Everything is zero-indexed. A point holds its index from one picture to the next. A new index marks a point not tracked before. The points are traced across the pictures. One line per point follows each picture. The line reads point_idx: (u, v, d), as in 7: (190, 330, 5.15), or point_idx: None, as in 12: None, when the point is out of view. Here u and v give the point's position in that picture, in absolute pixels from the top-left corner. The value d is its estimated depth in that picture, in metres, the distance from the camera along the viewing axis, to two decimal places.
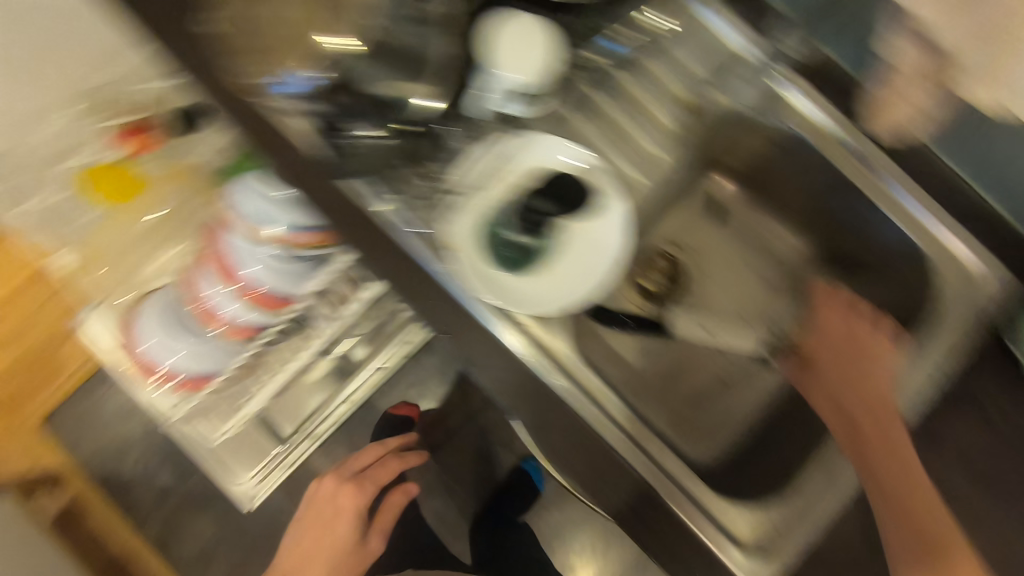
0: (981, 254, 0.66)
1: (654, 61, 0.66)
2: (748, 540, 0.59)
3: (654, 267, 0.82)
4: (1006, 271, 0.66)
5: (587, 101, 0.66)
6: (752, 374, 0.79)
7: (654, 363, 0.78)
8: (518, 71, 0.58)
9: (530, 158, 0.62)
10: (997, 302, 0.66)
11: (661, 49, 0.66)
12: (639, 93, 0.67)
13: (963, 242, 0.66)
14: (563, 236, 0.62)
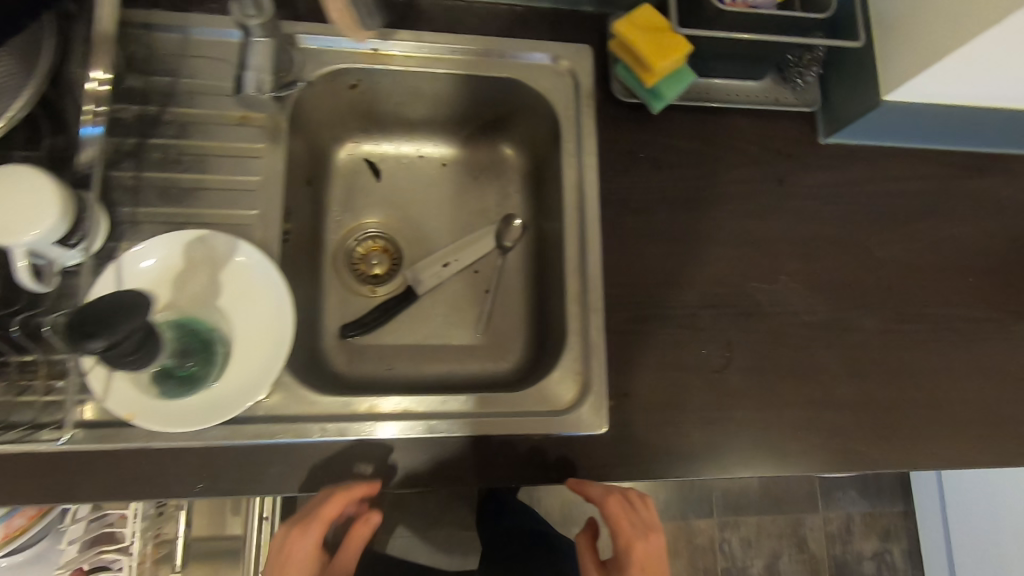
0: (545, 50, 0.74)
1: (184, 110, 0.66)
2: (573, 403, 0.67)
3: (367, 256, 0.84)
4: (566, 46, 0.74)
5: (148, 185, 0.64)
6: (502, 269, 0.85)
7: (428, 329, 0.83)
8: (31, 229, 0.52)
9: (137, 276, 0.59)
10: (587, 76, 0.73)
11: (187, 97, 0.66)
12: (198, 140, 0.65)
13: (525, 52, 0.74)
14: (222, 316, 0.62)
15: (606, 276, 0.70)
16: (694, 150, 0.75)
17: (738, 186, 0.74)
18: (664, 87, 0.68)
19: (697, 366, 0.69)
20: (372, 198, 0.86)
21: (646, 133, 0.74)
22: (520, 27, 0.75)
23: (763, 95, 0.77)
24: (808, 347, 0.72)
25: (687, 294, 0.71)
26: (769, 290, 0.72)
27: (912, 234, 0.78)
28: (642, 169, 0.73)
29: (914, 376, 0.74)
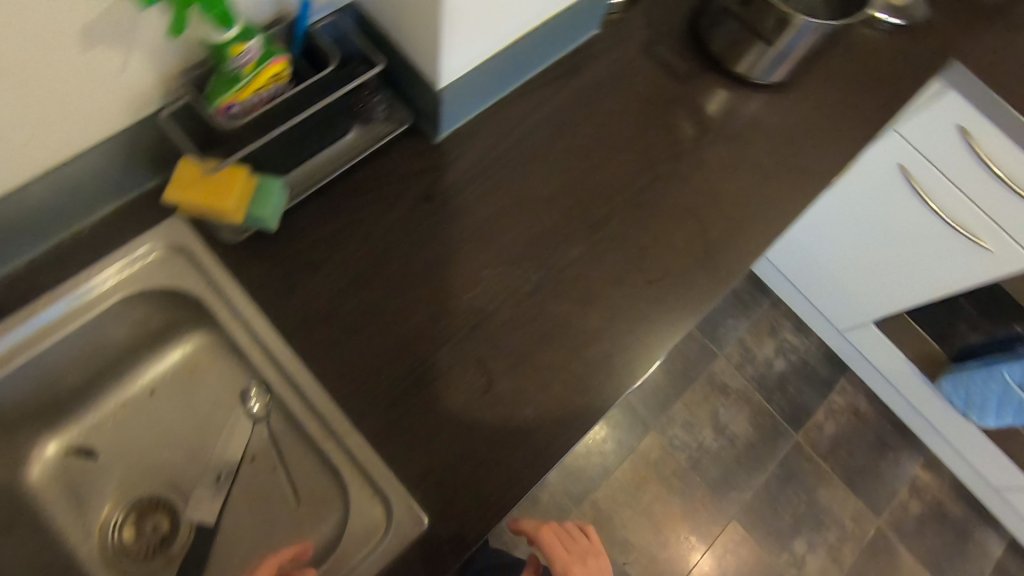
0: (139, 249, 0.71)
1: None
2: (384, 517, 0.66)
3: (137, 528, 0.78)
4: (156, 232, 0.72)
5: None
6: (271, 437, 0.79)
7: (248, 544, 0.76)
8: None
9: None
10: (194, 245, 0.72)
11: None
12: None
13: (120, 263, 0.71)
14: None
15: (337, 392, 0.69)
16: (334, 230, 0.75)
17: (392, 231, 0.76)
18: (254, 212, 0.67)
19: (467, 400, 0.71)
20: (103, 478, 0.78)
21: (281, 249, 0.73)
22: (101, 248, 0.72)
23: (359, 144, 0.78)
24: (541, 308, 0.76)
25: (415, 350, 0.72)
26: (476, 292, 0.75)
27: (554, 159, 0.85)
28: (298, 281, 0.72)
29: (627, 262, 0.81)
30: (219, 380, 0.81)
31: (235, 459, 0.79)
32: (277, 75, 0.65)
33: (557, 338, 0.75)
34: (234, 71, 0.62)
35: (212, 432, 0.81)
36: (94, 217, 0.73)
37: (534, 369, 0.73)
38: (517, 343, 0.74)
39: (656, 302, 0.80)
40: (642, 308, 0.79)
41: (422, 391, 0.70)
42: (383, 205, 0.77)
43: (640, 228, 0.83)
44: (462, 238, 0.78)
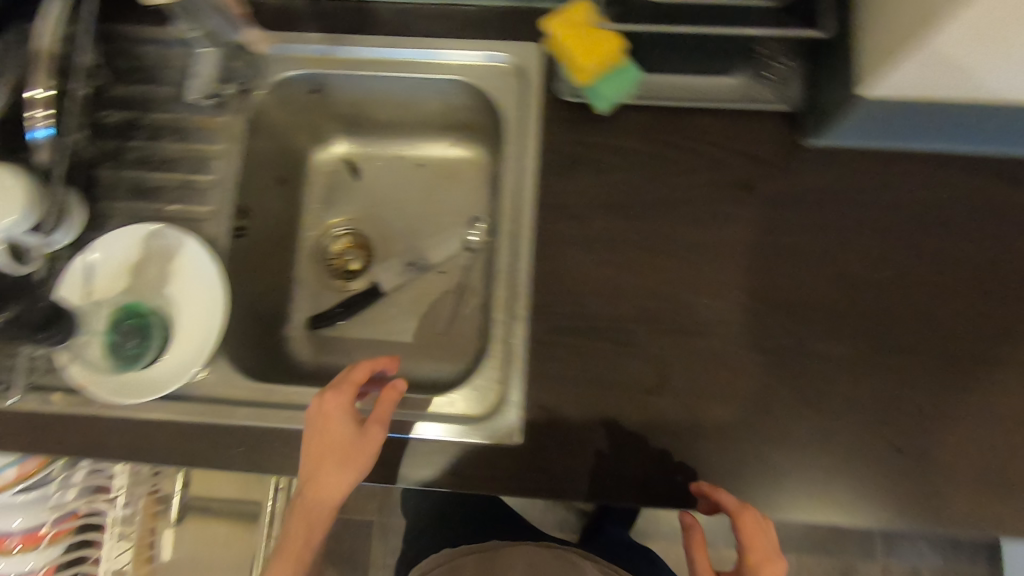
0: (495, 50, 0.72)
1: (158, 115, 0.73)
2: (490, 411, 0.66)
3: (341, 252, 0.89)
4: (519, 46, 0.71)
5: (124, 183, 0.72)
6: (465, 268, 0.86)
7: (392, 326, 0.86)
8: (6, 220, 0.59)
9: (104, 267, 0.68)
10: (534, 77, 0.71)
11: (159, 102, 0.74)
12: (168, 143, 0.73)
13: (476, 52, 0.72)
14: (168, 304, 0.68)
15: (534, 281, 0.67)
16: (646, 153, 0.69)
17: (690, 192, 0.68)
18: (601, 86, 0.64)
19: (626, 385, 0.64)
20: (348, 196, 0.90)
21: (593, 131, 0.69)
22: (472, 26, 0.73)
23: (732, 93, 0.69)
24: (768, 375, 0.63)
25: (624, 307, 0.66)
26: (721, 308, 0.65)
27: (921, 254, 0.65)
28: (579, 171, 0.69)
29: (898, 419, 0.61)
30: (466, 196, 0.87)
31: (429, 262, 0.88)
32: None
33: (747, 417, 0.63)
34: None
35: (431, 229, 0.88)
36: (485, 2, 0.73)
37: (697, 418, 0.63)
38: (710, 385, 0.63)
39: (885, 485, 0.60)
40: (861, 475, 0.61)
41: (594, 345, 0.65)
42: (701, 160, 0.69)
43: (950, 400, 0.62)
44: (751, 248, 0.66)
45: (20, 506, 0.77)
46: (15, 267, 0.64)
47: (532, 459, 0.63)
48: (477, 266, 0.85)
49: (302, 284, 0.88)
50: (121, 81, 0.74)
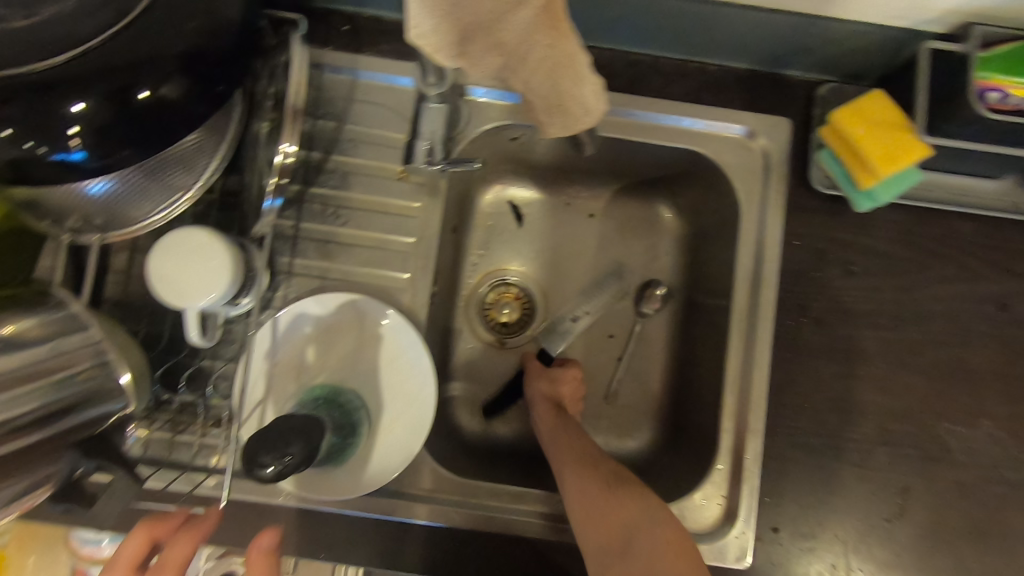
0: (737, 121, 0.64)
1: (347, 159, 0.64)
2: (713, 530, 0.60)
3: (499, 302, 0.81)
4: (765, 119, 0.64)
5: (306, 237, 0.63)
6: (639, 335, 0.79)
7: None
8: (208, 294, 0.52)
9: (291, 340, 0.60)
10: (780, 157, 0.64)
11: (347, 144, 0.64)
12: (358, 193, 0.63)
13: (714, 121, 0.65)
14: (368, 387, 0.60)
15: (770, 389, 0.62)
16: (892, 256, 0.64)
17: (939, 303, 0.63)
18: (881, 191, 0.57)
19: (865, 514, 0.60)
20: (512, 242, 0.81)
21: (838, 226, 0.64)
22: (708, 89, 0.66)
23: (999, 199, 0.63)
24: (1009, 510, 0.61)
25: (865, 427, 0.61)
26: (966, 435, 0.62)
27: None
28: (821, 269, 0.63)
29: None
30: (643, 255, 0.80)
31: (598, 325, 0.80)
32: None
33: (983, 549, 0.60)
34: None
35: (599, 288, 0.81)
36: (725, 62, 0.66)
37: (931, 545, 0.60)
38: (947, 516, 0.61)
39: None
40: None
41: (831, 464, 0.61)
42: (951, 268, 0.64)
43: None
44: (1001, 371, 0.62)
45: None
46: (202, 341, 0.55)
47: None
48: (653, 333, 0.79)
49: (458, 336, 0.79)
50: (305, 113, 0.64)
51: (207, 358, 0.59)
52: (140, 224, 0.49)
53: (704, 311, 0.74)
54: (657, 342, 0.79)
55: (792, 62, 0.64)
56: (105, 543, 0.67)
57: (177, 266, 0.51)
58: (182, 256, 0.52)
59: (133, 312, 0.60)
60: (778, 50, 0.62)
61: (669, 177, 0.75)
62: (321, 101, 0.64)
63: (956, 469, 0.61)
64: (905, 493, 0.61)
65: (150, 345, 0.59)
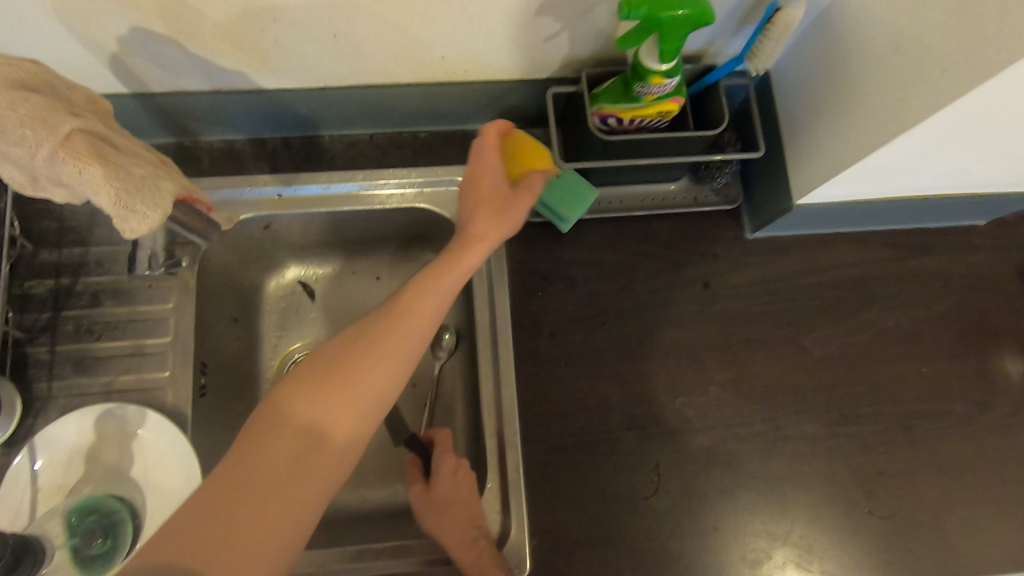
0: (452, 175, 0.74)
1: (97, 278, 0.68)
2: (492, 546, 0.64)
3: None
4: None
5: (63, 358, 0.66)
6: (438, 378, 0.85)
7: None
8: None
9: (53, 461, 0.62)
10: None
11: (95, 263, 0.69)
12: (110, 307, 0.68)
13: (432, 179, 0.74)
14: (137, 488, 0.62)
15: (522, 401, 0.68)
16: (607, 262, 0.73)
17: (655, 294, 0.72)
18: (567, 211, 0.67)
19: (628, 496, 0.66)
20: (307, 318, 0.85)
21: (556, 247, 0.73)
22: (423, 154, 0.75)
23: (681, 197, 0.75)
24: (750, 459, 0.68)
25: (612, 416, 0.68)
26: (699, 402, 0.70)
27: (860, 325, 0.73)
28: (548, 287, 0.72)
29: (856, 483, 0.69)
30: None
31: None
32: (668, 111, 0.61)
33: (736, 501, 0.67)
34: (635, 93, 0.58)
35: None
36: (433, 128, 0.76)
37: (692, 510, 0.66)
38: (700, 478, 0.67)
39: (859, 544, 0.67)
40: (838, 540, 0.67)
41: (589, 457, 0.67)
42: (657, 262, 0.73)
43: (899, 459, 0.69)
44: (714, 340, 0.72)
45: None
46: None
47: None
48: (451, 374, 0.85)
49: None
50: (49, 246, 0.68)
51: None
52: None
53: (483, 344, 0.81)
54: (456, 381, 0.85)
55: (484, 119, 0.75)
56: None
57: None
58: None
59: None
60: (466, 111, 0.73)
61: (428, 230, 0.83)
62: (64, 230, 0.69)
63: (697, 435, 0.69)
64: (659, 467, 0.67)
65: None
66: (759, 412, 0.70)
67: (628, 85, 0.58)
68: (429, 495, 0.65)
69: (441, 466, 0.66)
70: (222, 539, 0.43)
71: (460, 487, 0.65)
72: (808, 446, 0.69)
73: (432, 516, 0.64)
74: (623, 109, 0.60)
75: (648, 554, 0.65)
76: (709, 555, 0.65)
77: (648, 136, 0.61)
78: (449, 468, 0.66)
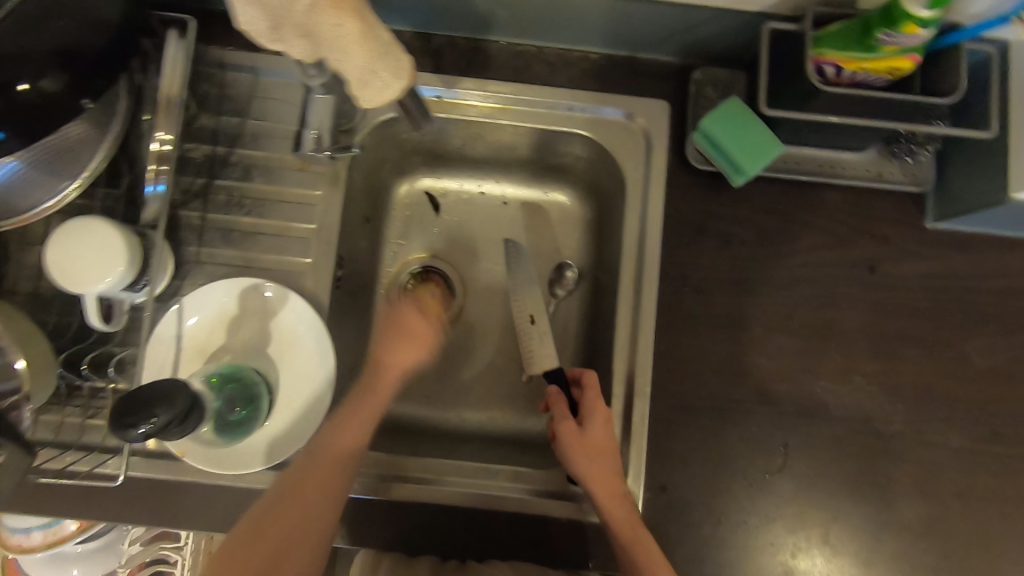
0: (620, 105, 0.69)
1: (250, 152, 0.68)
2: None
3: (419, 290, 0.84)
4: (643, 102, 0.68)
5: (212, 227, 0.66)
6: (552, 315, 0.83)
7: (473, 371, 0.82)
8: (101, 279, 0.55)
9: (197, 324, 0.63)
10: (658, 136, 0.68)
11: (250, 137, 0.68)
12: (260, 184, 0.67)
13: (599, 106, 0.69)
14: (273, 366, 0.63)
15: (656, 354, 0.65)
16: (769, 226, 0.68)
17: (814, 269, 0.67)
18: (748, 162, 0.62)
19: (748, 471, 0.64)
20: (428, 232, 0.85)
21: (717, 201, 0.68)
22: (592, 77, 0.70)
23: (865, 169, 0.68)
24: (882, 460, 0.64)
25: (746, 388, 0.65)
26: (841, 390, 0.65)
27: None
28: (701, 242, 0.67)
29: (992, 506, 0.64)
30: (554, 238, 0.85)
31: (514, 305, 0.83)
32: (898, 68, 0.54)
33: (860, 498, 0.64)
34: (872, 42, 0.52)
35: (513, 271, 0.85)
36: (606, 50, 0.70)
37: (812, 497, 0.64)
38: (826, 467, 0.64)
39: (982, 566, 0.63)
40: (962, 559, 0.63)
41: (716, 424, 0.64)
42: (823, 235, 0.68)
43: None
44: (871, 331, 0.67)
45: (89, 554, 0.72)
46: (104, 328, 0.58)
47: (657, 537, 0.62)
48: (566, 313, 0.83)
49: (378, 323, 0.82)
50: (209, 111, 0.67)
51: (117, 343, 0.62)
52: (32, 211, 0.53)
53: (609, 289, 0.78)
54: (570, 320, 0.82)
55: (665, 48, 0.68)
56: (33, 531, 0.70)
57: (67, 247, 0.55)
58: (75, 239, 0.55)
59: (43, 303, 0.62)
60: (650, 37, 0.67)
61: (572, 161, 0.79)
62: (224, 99, 0.68)
63: (833, 423, 0.65)
64: (787, 448, 0.64)
65: (58, 335, 0.61)
66: (902, 413, 0.65)
67: (867, 31, 0.52)
68: (581, 438, 0.61)
69: (595, 412, 0.62)
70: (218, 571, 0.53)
71: (609, 439, 0.62)
72: (948, 457, 0.65)
73: (580, 457, 0.61)
74: (850, 58, 0.54)
75: (760, 531, 0.63)
76: (822, 545, 0.63)
77: (868, 94, 0.55)
78: (604, 418, 0.62)
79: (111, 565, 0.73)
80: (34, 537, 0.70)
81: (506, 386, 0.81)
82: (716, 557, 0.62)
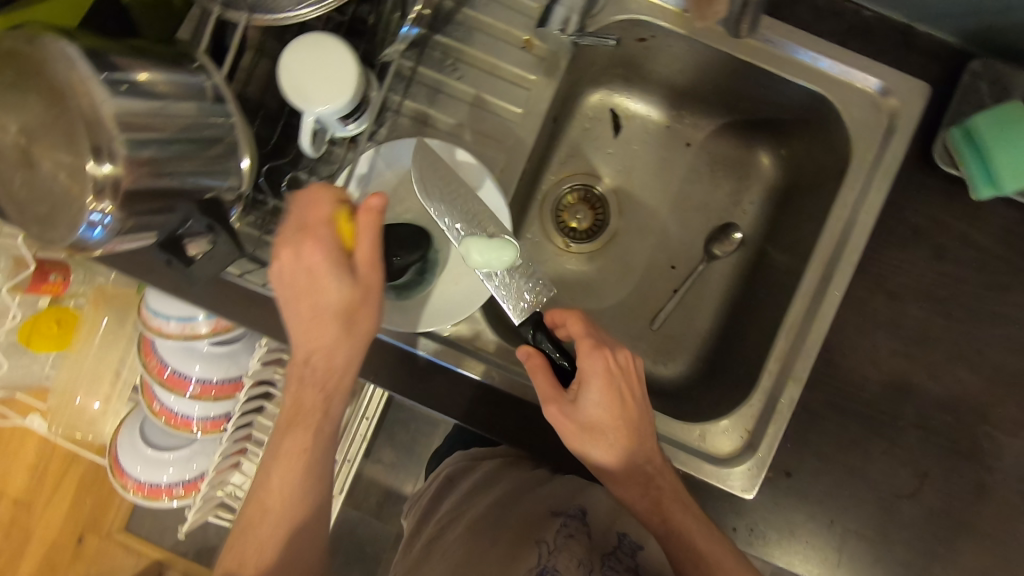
0: (878, 76, 0.62)
1: (478, 16, 0.64)
2: (732, 457, 0.62)
3: (575, 207, 0.82)
4: (905, 79, 0.62)
5: (421, 82, 0.64)
6: (700, 273, 0.80)
7: (604, 303, 0.80)
8: (325, 103, 0.54)
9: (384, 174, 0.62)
10: (908, 121, 0.62)
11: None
12: (479, 51, 0.64)
13: (854, 69, 0.62)
14: (445, 237, 0.63)
15: (824, 345, 0.62)
16: (988, 253, 0.62)
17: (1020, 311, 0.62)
18: (1009, 176, 0.56)
19: (878, 486, 0.62)
20: (601, 150, 0.82)
21: (942, 208, 0.62)
22: (855, 36, 0.64)
23: None
24: (1014, 522, 0.62)
25: (905, 408, 0.62)
26: (1004, 442, 0.62)
27: None
28: (909, 246, 0.63)
29: None
30: (728, 196, 0.81)
31: (665, 251, 0.81)
32: None
33: (976, 550, 0.62)
34: None
35: (673, 216, 0.81)
36: (882, 11, 0.63)
37: (929, 532, 0.62)
38: (955, 509, 0.62)
39: None
40: None
41: (860, 432, 0.62)
42: None
43: None
44: None
45: (213, 358, 0.76)
46: (310, 151, 0.58)
47: (762, 517, 0.62)
48: (715, 275, 0.80)
49: (527, 227, 0.80)
50: None
51: (304, 170, 0.63)
52: (290, 14, 0.51)
53: (773, 263, 0.74)
54: (717, 283, 0.80)
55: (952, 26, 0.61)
56: (173, 319, 0.72)
57: (302, 61, 0.53)
58: (310, 58, 0.53)
59: (248, 109, 0.62)
60: (943, 9, 0.60)
61: (783, 120, 0.74)
62: None
63: (979, 470, 0.62)
64: (922, 479, 0.62)
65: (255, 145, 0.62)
66: None
67: None
68: (581, 419, 0.56)
69: (593, 387, 0.56)
70: (261, 500, 0.56)
71: (612, 413, 0.56)
72: None
73: (587, 443, 0.56)
74: None
75: (863, 544, 0.62)
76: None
77: None
78: (603, 390, 0.56)
79: (233, 372, 0.77)
80: (173, 326, 0.72)
81: (633, 327, 0.80)
82: (812, 554, 0.62)
